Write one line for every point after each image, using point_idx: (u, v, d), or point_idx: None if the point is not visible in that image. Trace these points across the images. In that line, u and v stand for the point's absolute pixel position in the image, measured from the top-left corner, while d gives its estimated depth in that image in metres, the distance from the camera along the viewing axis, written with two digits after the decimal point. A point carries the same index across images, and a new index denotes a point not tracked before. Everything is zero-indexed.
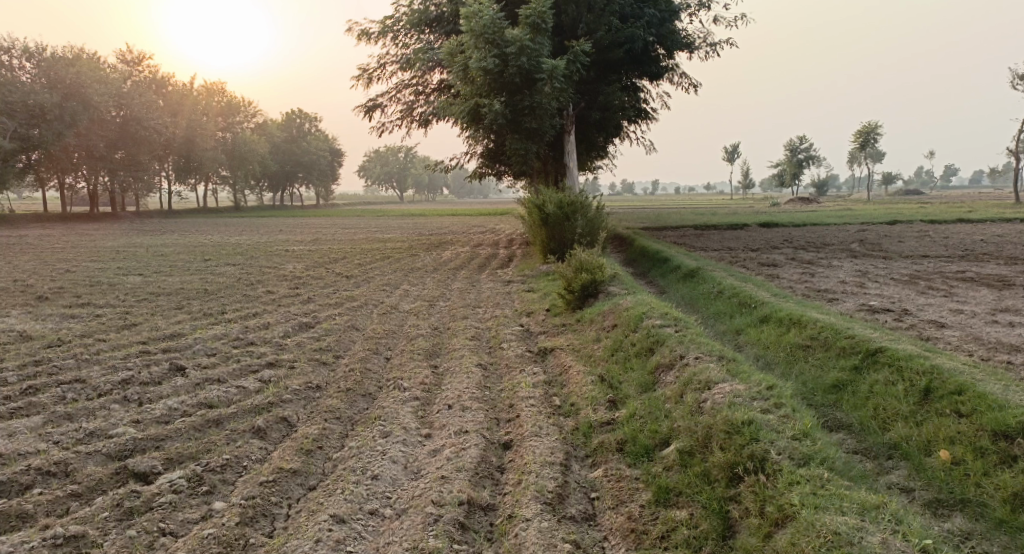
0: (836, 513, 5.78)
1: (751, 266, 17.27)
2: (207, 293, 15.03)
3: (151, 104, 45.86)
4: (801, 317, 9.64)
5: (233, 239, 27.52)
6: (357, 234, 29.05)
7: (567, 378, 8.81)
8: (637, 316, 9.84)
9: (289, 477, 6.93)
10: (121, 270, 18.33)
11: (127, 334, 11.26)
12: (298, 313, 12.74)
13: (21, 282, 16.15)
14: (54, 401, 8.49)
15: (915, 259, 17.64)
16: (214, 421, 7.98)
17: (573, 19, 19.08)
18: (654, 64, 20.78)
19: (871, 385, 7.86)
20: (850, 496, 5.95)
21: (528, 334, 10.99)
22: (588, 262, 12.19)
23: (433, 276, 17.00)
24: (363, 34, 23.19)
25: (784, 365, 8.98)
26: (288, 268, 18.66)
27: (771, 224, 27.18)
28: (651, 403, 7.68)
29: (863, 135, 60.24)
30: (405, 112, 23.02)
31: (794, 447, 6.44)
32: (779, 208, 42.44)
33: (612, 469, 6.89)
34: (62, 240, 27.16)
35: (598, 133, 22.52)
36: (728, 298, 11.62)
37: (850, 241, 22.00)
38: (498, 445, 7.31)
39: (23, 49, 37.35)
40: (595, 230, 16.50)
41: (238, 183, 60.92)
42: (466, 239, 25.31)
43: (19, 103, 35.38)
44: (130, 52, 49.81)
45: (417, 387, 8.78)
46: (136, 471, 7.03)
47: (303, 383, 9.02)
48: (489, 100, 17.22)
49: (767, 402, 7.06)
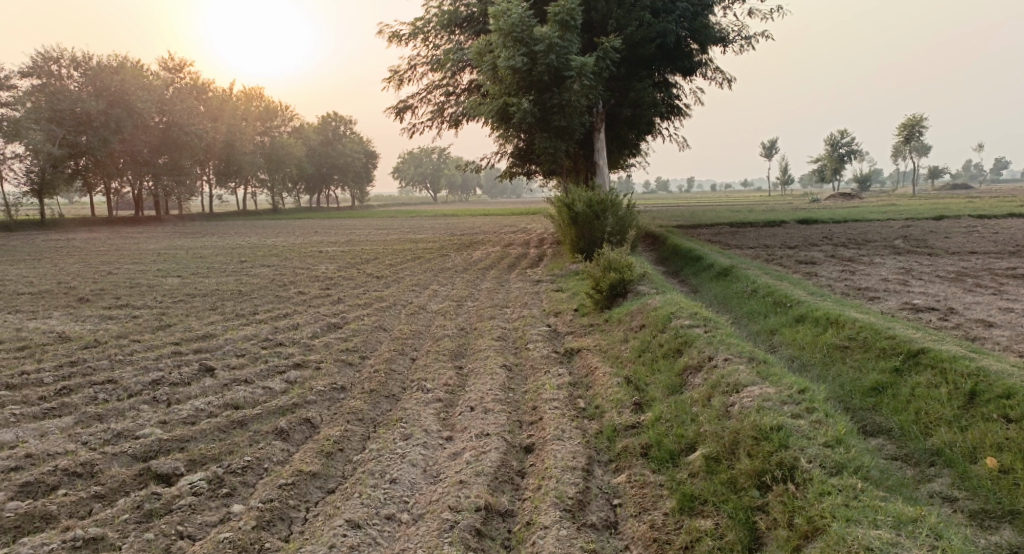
0: (869, 526, 5.50)
1: (787, 264, 16.82)
2: (240, 294, 15.13)
3: (193, 109, 46.63)
4: (838, 317, 9.27)
5: (270, 241, 27.81)
6: (390, 235, 29.14)
7: (593, 380, 8.59)
8: (666, 316, 9.57)
9: (308, 480, 6.84)
10: (160, 272, 18.59)
11: (160, 335, 11.34)
12: (328, 314, 12.73)
13: (63, 285, 16.45)
14: (86, 401, 8.55)
15: (962, 256, 16.98)
16: (239, 421, 7.93)
17: (602, 16, 18.86)
18: (687, 60, 20.39)
19: (912, 388, 7.49)
20: (885, 508, 5.65)
21: (555, 334, 10.80)
22: (616, 261, 11.94)
23: (463, 276, 16.89)
24: (394, 35, 23.18)
25: (820, 367, 8.65)
26: (321, 269, 18.72)
27: (810, 221, 26.53)
28: (678, 406, 7.42)
29: (908, 128, 58.64)
30: (437, 112, 22.97)
31: (827, 455, 6.14)
32: (818, 204, 41.54)
33: (636, 475, 6.66)
34: (107, 242, 27.72)
35: (629, 130, 22.21)
36: (762, 297, 11.26)
37: (892, 237, 21.33)
38: (520, 449, 7.13)
39: (71, 58, 38.25)
40: (625, 229, 16.22)
41: (276, 186, 61.69)
42: (498, 239, 25.18)
43: (67, 110, 36.47)
44: (172, 59, 50.68)
45: (441, 388, 8.65)
46: (158, 473, 7.01)
47: (328, 384, 8.94)
48: (518, 98, 17.03)
49: (799, 406, 6.75)
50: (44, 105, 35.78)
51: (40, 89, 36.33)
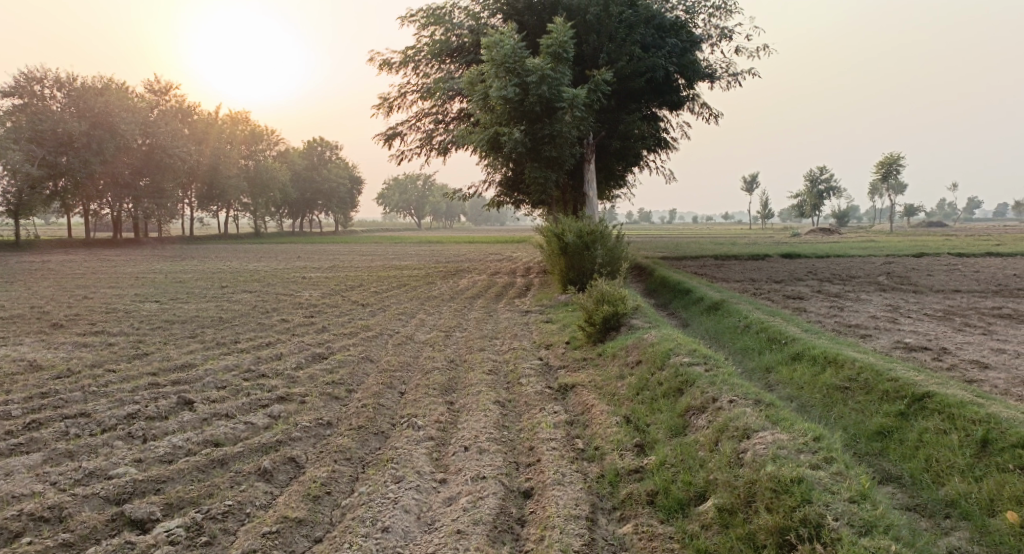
0: None
1: (776, 298, 16.72)
2: (221, 321, 14.69)
3: (177, 132, 46.24)
4: (837, 356, 9.07)
5: (251, 266, 27.34)
6: (375, 261, 28.81)
7: (590, 418, 8.30)
8: (663, 352, 9.32)
9: (294, 528, 6.50)
10: (138, 297, 18.08)
11: (137, 364, 10.91)
12: (312, 343, 12.36)
13: (37, 309, 15.92)
14: (56, 437, 8.12)
15: (947, 294, 17.00)
16: (219, 460, 7.55)
17: (593, 48, 18.88)
18: (675, 94, 20.40)
19: (920, 434, 7.31)
20: None
21: (547, 368, 10.53)
22: (610, 294, 11.70)
23: (450, 305, 16.60)
24: (384, 63, 23.06)
25: (821, 409, 8.44)
26: (305, 296, 18.35)
27: (794, 255, 26.55)
28: (683, 450, 7.17)
29: (885, 166, 59.53)
30: (425, 140, 22.81)
31: (853, 511, 5.91)
32: (800, 239, 41.75)
33: (643, 525, 6.39)
34: (83, 265, 27.08)
35: (618, 162, 22.19)
36: (756, 332, 11.06)
37: (876, 272, 21.40)
38: (518, 494, 6.83)
39: (54, 79, 37.82)
40: (616, 260, 16.02)
41: (259, 210, 61.19)
42: (484, 267, 24.92)
43: (48, 131, 35.88)
44: (157, 81, 50.30)
45: (432, 426, 8.31)
46: (132, 518, 6.63)
47: (313, 419, 8.58)
48: (509, 128, 16.90)
49: (816, 455, 6.52)
50: (25, 126, 35.28)
51: (21, 109, 35.84)
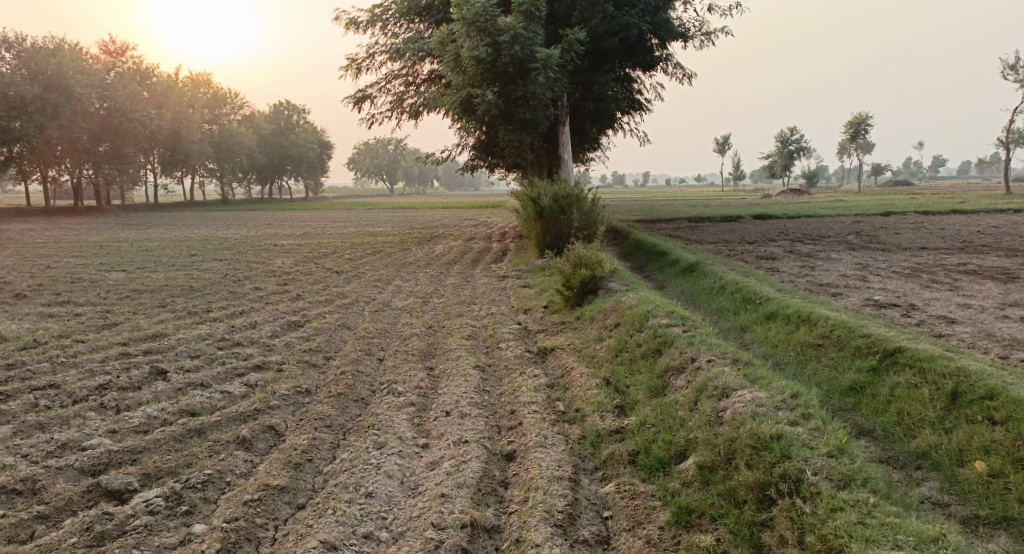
0: (889, 549, 5.39)
1: (749, 259, 16.90)
2: (192, 289, 14.50)
3: (137, 95, 45.00)
4: (810, 314, 9.22)
5: (220, 233, 26.90)
6: (347, 227, 28.51)
7: (569, 381, 8.37)
8: (641, 314, 9.39)
9: (276, 495, 6.50)
10: (105, 266, 17.75)
11: (107, 334, 10.75)
12: (287, 311, 12.26)
13: (0, 279, 15.58)
14: (26, 409, 8.00)
15: (915, 251, 17.30)
16: (197, 430, 7.50)
17: (566, 8, 18.65)
18: (648, 54, 20.27)
19: (892, 389, 7.50)
20: (902, 526, 5.55)
21: (525, 332, 10.56)
22: (586, 258, 11.73)
23: (425, 271, 16.53)
24: (351, 23, 22.58)
25: (795, 366, 8.59)
26: (277, 263, 18.15)
27: (766, 216, 26.77)
28: (663, 411, 7.28)
29: (854, 126, 60.03)
30: (395, 103, 22.48)
31: (831, 466, 6.05)
32: (772, 200, 42.07)
33: (625, 485, 6.49)
34: (44, 234, 26.47)
35: (591, 124, 22.08)
36: (731, 293, 11.19)
37: (846, 232, 21.67)
38: (500, 457, 6.89)
39: (4, 40, 36.53)
40: (591, 224, 16.02)
41: (226, 176, 60.04)
42: (458, 232, 24.79)
43: (1, 94, 34.74)
44: (114, 42, 48.78)
45: (413, 391, 8.32)
46: (109, 490, 6.58)
47: (292, 387, 8.55)
48: (482, 90, 16.72)
49: (794, 412, 6.65)
50: None
51: None
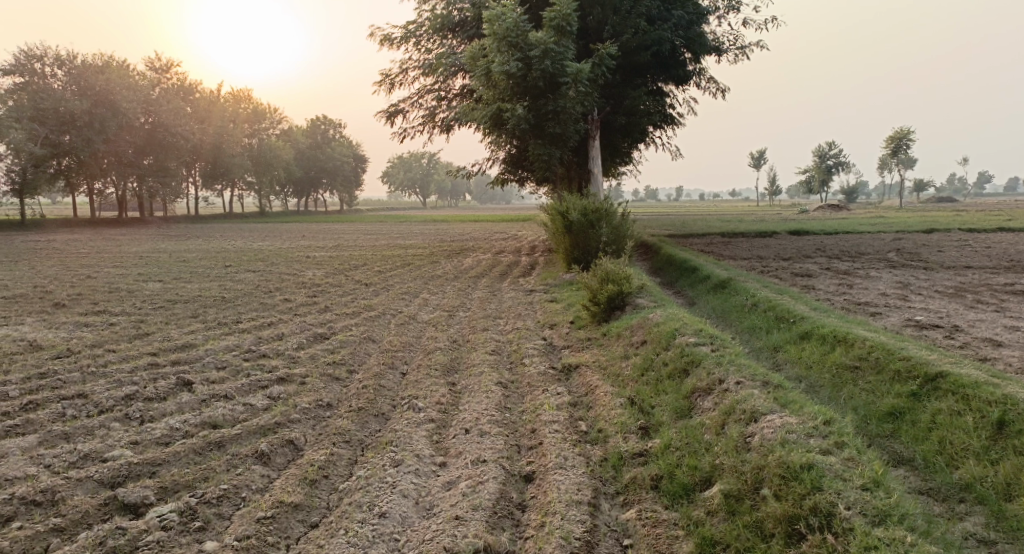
0: None
1: (783, 276, 16.49)
2: (223, 300, 14.56)
3: (180, 110, 45.90)
4: (847, 335, 8.86)
5: (256, 245, 27.18)
6: (379, 240, 28.61)
7: (594, 400, 8.14)
8: (669, 332, 9.12)
9: (289, 513, 6.37)
10: (142, 277, 17.95)
11: (138, 344, 10.79)
12: (314, 323, 12.20)
13: (40, 288, 15.82)
14: (52, 418, 7.99)
15: (958, 270, 16.70)
16: (216, 443, 7.41)
17: (598, 22, 18.51)
18: (681, 68, 20.01)
19: (933, 415, 7.13)
20: None
21: (551, 348, 10.35)
22: (614, 273, 11.49)
23: (454, 284, 16.41)
24: (385, 39, 22.72)
25: (830, 389, 8.25)
26: (308, 275, 18.21)
27: (802, 232, 26.21)
28: (688, 434, 7.00)
29: (895, 141, 58.76)
30: (428, 117, 22.51)
31: (865, 500, 5.73)
32: (809, 215, 41.36)
33: (647, 511, 6.24)
34: (88, 244, 27.04)
35: (623, 138, 21.84)
36: (764, 311, 10.84)
37: (886, 249, 21.06)
38: (519, 478, 6.68)
39: (55, 56, 37.54)
40: (621, 239, 15.75)
41: (263, 189, 60.84)
42: (489, 246, 24.68)
43: (51, 109, 35.79)
44: (159, 59, 49.91)
45: (434, 407, 8.15)
46: (125, 503, 6.51)
47: (313, 400, 8.43)
48: (512, 104, 16.63)
49: (827, 440, 6.33)
50: (27, 103, 35.07)
51: (23, 88, 35.66)
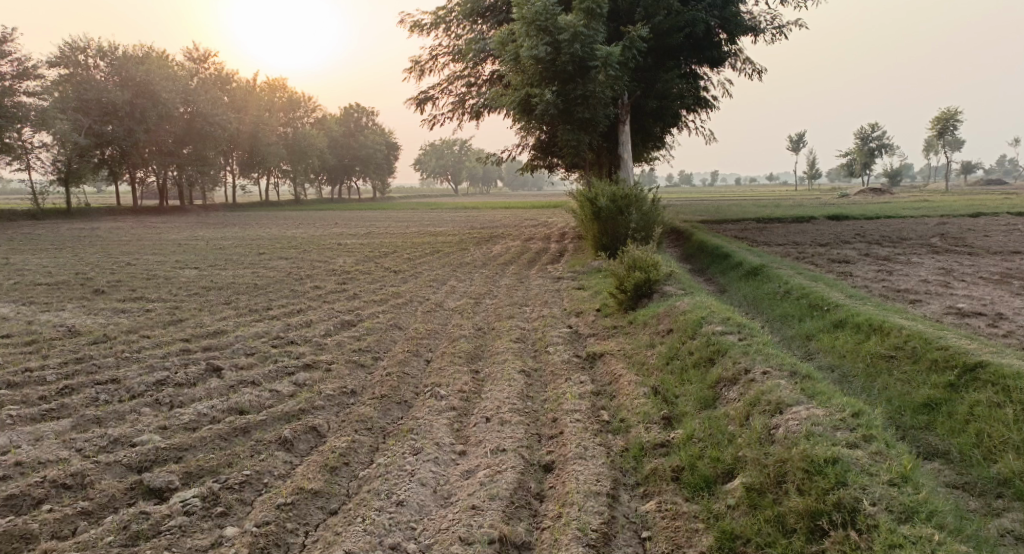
0: None
1: (819, 262, 16.10)
2: (256, 287, 14.70)
3: (218, 100, 46.53)
4: (882, 324, 8.58)
5: (290, 233, 27.41)
6: (411, 227, 28.66)
7: (617, 389, 8.01)
8: (696, 320, 8.94)
9: (308, 500, 6.37)
10: (178, 264, 18.24)
11: (172, 330, 10.92)
12: (342, 310, 12.24)
13: (81, 275, 16.16)
14: (86, 403, 8.10)
15: (1005, 256, 16.11)
16: (242, 429, 7.45)
17: (630, 4, 18.16)
18: (716, 50, 19.60)
19: (970, 407, 6.88)
20: None
21: (576, 336, 10.22)
22: (641, 260, 11.30)
23: (482, 272, 16.34)
24: (416, 26, 22.64)
25: (863, 379, 8.00)
26: (339, 262, 18.30)
27: (840, 217, 25.57)
28: (712, 424, 6.84)
29: (941, 122, 57.06)
30: (458, 104, 22.41)
31: (892, 496, 5.53)
32: (848, 200, 40.41)
33: (666, 503, 6.12)
34: (129, 232, 27.53)
35: (655, 123, 21.50)
36: (797, 299, 10.58)
37: (929, 234, 20.44)
38: (538, 467, 6.60)
39: (98, 48, 38.28)
40: (650, 225, 15.53)
41: (299, 177, 61.41)
42: (518, 233, 24.55)
43: (94, 100, 36.79)
44: (197, 49, 50.64)
45: (456, 395, 8.10)
46: (150, 488, 6.57)
47: (338, 388, 8.43)
48: (541, 89, 16.43)
49: (854, 433, 6.12)
50: (71, 95, 36.09)
51: (67, 79, 36.57)
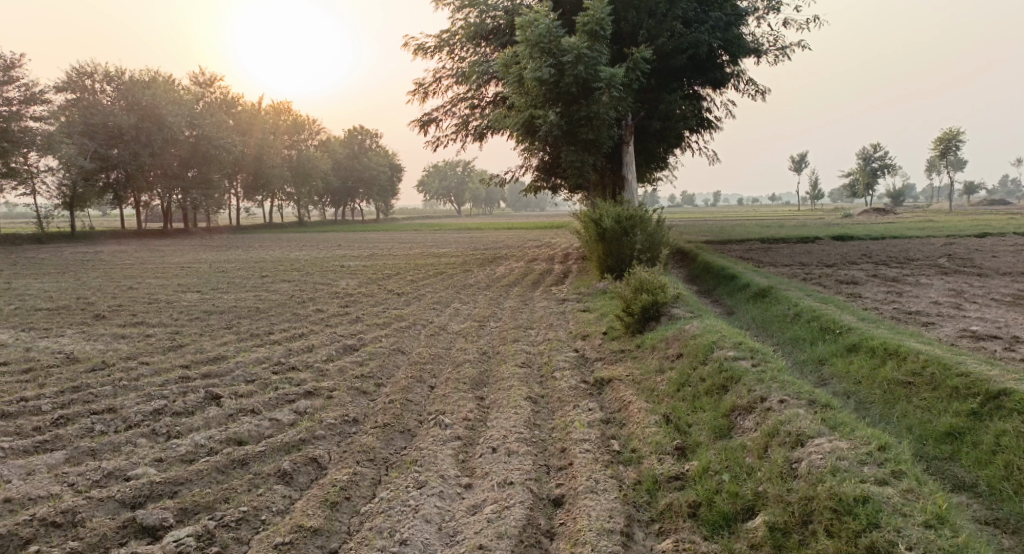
0: None
1: (827, 284, 15.88)
2: (258, 311, 14.49)
3: (222, 123, 46.65)
4: (898, 348, 8.33)
5: (293, 255, 27.26)
6: (414, 248, 28.47)
7: (627, 417, 7.75)
8: (706, 345, 8.69)
9: (308, 538, 6.13)
10: (181, 287, 18.05)
11: (171, 356, 10.70)
12: (344, 334, 12.01)
13: (82, 300, 15.96)
14: (80, 434, 7.86)
15: (1015, 277, 15.89)
16: (240, 460, 7.20)
17: (633, 26, 18.08)
18: (719, 71, 19.49)
19: (996, 437, 6.65)
20: None
21: (583, 361, 9.98)
22: (648, 282, 11.08)
23: (486, 294, 16.13)
24: (419, 49, 22.61)
25: (881, 406, 7.77)
26: (342, 285, 18.10)
27: (846, 237, 25.37)
28: (728, 456, 6.60)
29: (944, 142, 57.04)
30: (461, 126, 22.32)
31: (929, 539, 5.30)
32: (853, 219, 40.21)
33: (683, 542, 5.89)
34: (132, 256, 27.41)
35: (658, 144, 21.38)
36: (807, 322, 10.33)
37: (937, 255, 20.22)
38: (547, 502, 6.35)
39: (104, 73, 38.41)
40: (656, 246, 15.30)
41: (303, 199, 61.48)
42: (521, 254, 24.36)
43: (100, 124, 36.84)
44: (203, 73, 50.89)
45: (461, 424, 7.84)
46: (144, 526, 6.33)
47: (339, 416, 8.17)
48: (544, 111, 16.31)
49: (882, 468, 5.87)
50: (77, 120, 36.16)
51: (74, 104, 36.68)
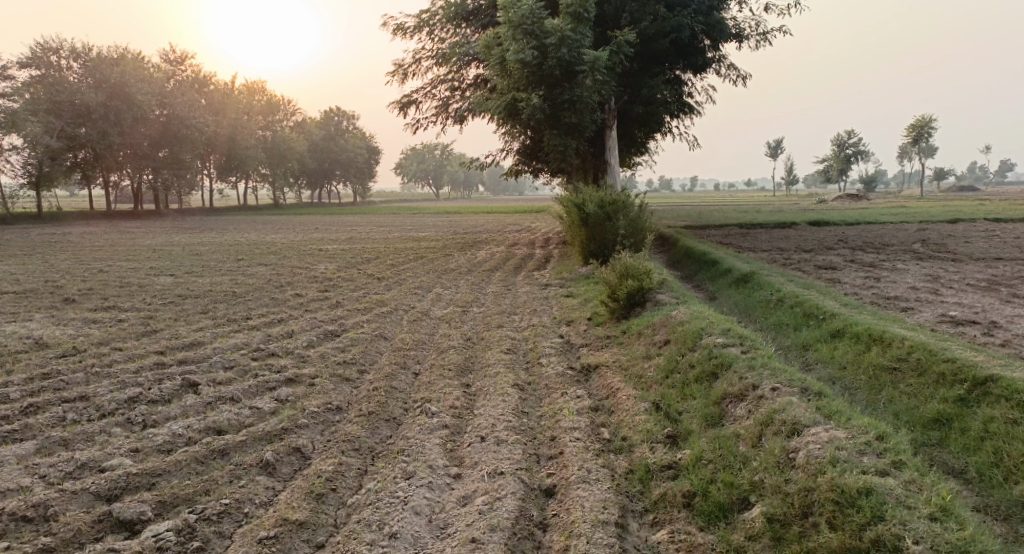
0: None
1: (807, 269, 15.93)
2: (235, 296, 14.20)
3: (194, 103, 45.70)
4: (883, 333, 8.33)
5: (269, 238, 26.81)
6: (393, 232, 28.16)
7: (616, 404, 7.68)
8: (695, 331, 8.63)
9: (294, 532, 5.99)
10: (154, 270, 17.66)
11: (146, 342, 10.42)
12: (325, 320, 11.79)
13: (52, 283, 15.51)
14: (52, 423, 7.61)
15: (989, 262, 16.06)
16: (220, 450, 7.01)
17: (615, 9, 17.91)
18: (701, 56, 19.39)
19: (985, 423, 6.69)
20: None
21: (569, 347, 9.88)
22: (633, 268, 10.99)
23: (467, 278, 15.96)
24: (398, 29, 22.23)
25: (868, 392, 7.77)
26: (320, 269, 17.82)
27: (823, 222, 25.53)
28: (721, 445, 6.56)
29: (916, 128, 57.59)
30: (441, 108, 22.03)
31: (935, 532, 5.28)
32: (828, 205, 40.49)
33: (679, 533, 5.86)
34: (103, 237, 26.78)
35: (639, 128, 21.28)
36: (790, 307, 10.32)
37: (912, 240, 20.42)
38: (539, 493, 6.28)
39: (71, 49, 37.38)
40: (638, 231, 15.21)
41: (278, 181, 60.64)
42: (502, 238, 24.18)
43: (67, 102, 35.87)
44: (173, 51, 49.77)
45: (448, 412, 7.71)
46: (120, 520, 6.15)
47: (322, 403, 8.00)
48: (527, 94, 16.10)
49: (881, 458, 5.87)
50: (44, 97, 35.19)
51: (39, 81, 35.66)
